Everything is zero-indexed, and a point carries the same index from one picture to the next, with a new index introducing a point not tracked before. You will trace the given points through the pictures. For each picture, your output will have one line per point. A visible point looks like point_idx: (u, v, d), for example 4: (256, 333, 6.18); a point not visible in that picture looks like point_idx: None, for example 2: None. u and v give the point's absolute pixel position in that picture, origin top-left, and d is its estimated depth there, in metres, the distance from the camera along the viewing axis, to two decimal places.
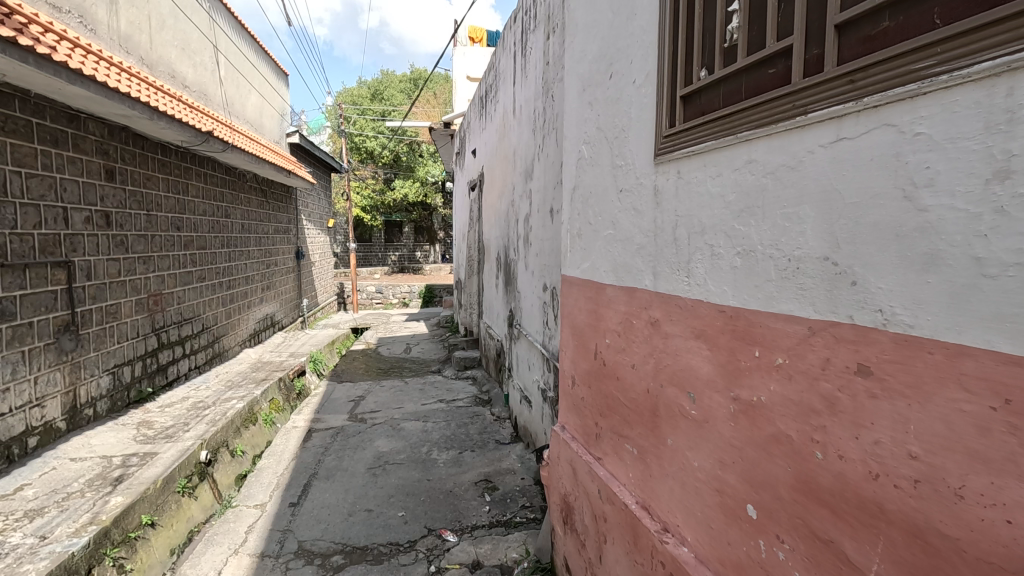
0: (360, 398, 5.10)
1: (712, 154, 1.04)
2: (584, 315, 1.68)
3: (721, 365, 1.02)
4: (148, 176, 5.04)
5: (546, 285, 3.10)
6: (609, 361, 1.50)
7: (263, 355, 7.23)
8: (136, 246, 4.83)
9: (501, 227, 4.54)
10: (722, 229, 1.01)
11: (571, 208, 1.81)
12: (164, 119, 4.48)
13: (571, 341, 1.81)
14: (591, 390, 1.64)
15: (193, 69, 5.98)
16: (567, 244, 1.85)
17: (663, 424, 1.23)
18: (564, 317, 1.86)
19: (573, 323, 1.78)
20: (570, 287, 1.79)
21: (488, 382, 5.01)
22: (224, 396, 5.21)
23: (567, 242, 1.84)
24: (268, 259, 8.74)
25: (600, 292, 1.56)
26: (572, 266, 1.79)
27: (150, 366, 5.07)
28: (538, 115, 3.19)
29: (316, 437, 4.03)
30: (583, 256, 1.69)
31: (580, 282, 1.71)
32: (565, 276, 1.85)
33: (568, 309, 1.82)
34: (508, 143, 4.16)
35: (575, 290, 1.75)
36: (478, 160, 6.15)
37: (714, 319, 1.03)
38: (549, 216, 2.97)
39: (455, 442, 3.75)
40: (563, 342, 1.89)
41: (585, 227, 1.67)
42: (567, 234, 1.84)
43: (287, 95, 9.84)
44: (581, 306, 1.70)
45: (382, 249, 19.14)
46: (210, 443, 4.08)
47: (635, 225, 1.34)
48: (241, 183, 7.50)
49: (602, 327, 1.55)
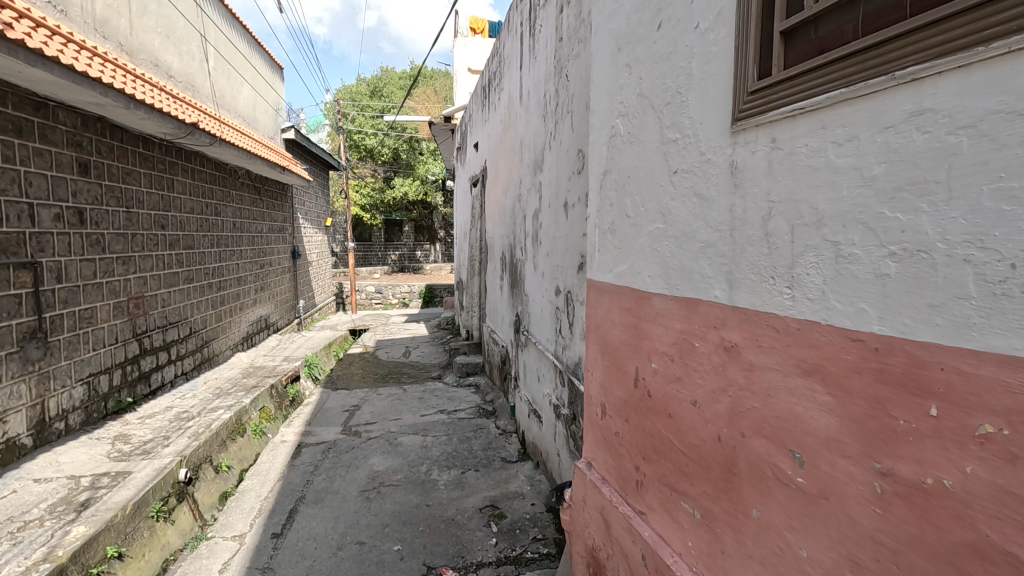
0: (355, 407, 4.77)
1: (837, 110, 0.71)
2: (620, 331, 1.35)
3: (853, 420, 0.69)
4: (128, 170, 4.72)
5: (558, 288, 2.77)
6: (659, 393, 1.17)
7: (256, 360, 6.90)
8: (115, 245, 4.51)
9: (506, 224, 4.21)
10: (855, 220, 0.68)
11: (599, 198, 1.48)
12: (143, 109, 4.15)
13: (600, 361, 1.48)
14: (628, 425, 1.31)
15: (178, 58, 5.65)
16: (593, 242, 1.53)
17: (743, 487, 0.91)
18: (591, 329, 1.54)
19: (603, 338, 1.45)
20: (600, 293, 1.46)
21: (491, 391, 4.68)
22: (210, 406, 4.88)
23: (593, 240, 1.52)
24: (262, 260, 8.42)
25: (644, 302, 1.23)
26: (600, 268, 1.46)
27: (131, 373, 4.75)
28: (550, 98, 2.87)
29: (306, 453, 3.70)
30: (618, 258, 1.36)
31: (613, 288, 1.38)
32: (591, 280, 1.53)
33: (596, 320, 1.50)
34: (515, 134, 3.83)
35: (606, 299, 1.42)
36: (480, 154, 5.82)
37: (841, 352, 0.71)
38: (563, 210, 2.64)
39: (458, 460, 3.42)
40: (588, 359, 1.57)
41: (620, 220, 1.35)
42: (594, 231, 1.51)
43: (282, 90, 9.51)
44: (615, 318, 1.37)
45: (382, 249, 18.82)
46: (190, 460, 3.76)
47: (698, 216, 1.01)
48: (232, 180, 7.18)
49: (645, 346, 1.22)
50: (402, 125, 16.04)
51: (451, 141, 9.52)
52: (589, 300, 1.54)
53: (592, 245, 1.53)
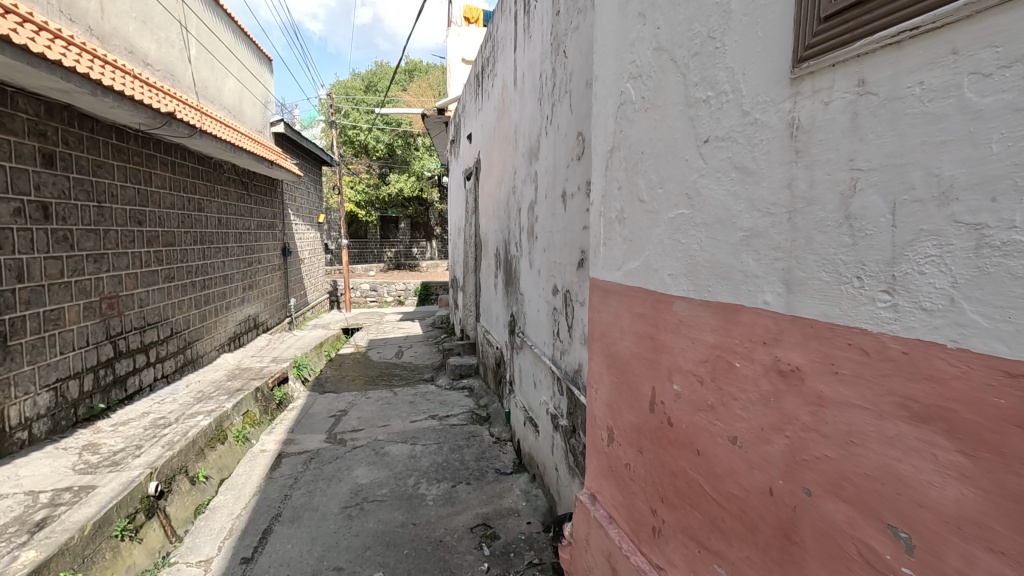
0: (342, 412, 4.53)
1: (976, 23, 0.47)
2: (631, 342, 1.11)
3: (1010, 499, 0.46)
4: (99, 163, 4.46)
5: (556, 287, 2.53)
6: (683, 423, 0.93)
7: (243, 361, 6.65)
8: (85, 242, 4.25)
9: (500, 218, 3.96)
10: (1015, 189, 0.45)
11: (604, 181, 1.24)
12: (112, 96, 3.89)
13: (606, 376, 1.24)
14: (641, 456, 1.08)
15: (156, 46, 5.38)
16: (595, 234, 1.28)
17: (806, 561, 0.67)
18: (594, 336, 1.30)
19: (609, 349, 1.21)
20: (605, 295, 1.23)
21: (485, 394, 4.44)
22: (189, 412, 4.63)
23: (596, 231, 1.28)
24: (251, 257, 8.16)
25: (661, 306, 0.99)
26: (605, 264, 1.22)
27: (104, 378, 4.49)
28: (546, 79, 2.62)
29: (287, 464, 3.46)
30: (628, 252, 1.12)
31: (622, 288, 1.14)
32: (594, 279, 1.29)
33: (601, 327, 1.26)
34: (509, 121, 3.58)
35: (613, 303, 1.18)
36: (473, 146, 5.56)
37: (985, 393, 0.47)
38: (560, 201, 2.40)
39: (448, 472, 3.18)
40: (591, 371, 1.33)
41: (631, 206, 1.10)
42: (597, 220, 1.27)
43: (270, 82, 9.23)
44: (623, 324, 1.14)
45: (377, 245, 18.56)
46: (162, 472, 3.52)
47: (741, 197, 0.77)
48: (217, 174, 6.91)
49: (664, 361, 0.98)
50: (397, 119, 15.75)
51: (445, 134, 9.24)
52: (591, 302, 1.30)
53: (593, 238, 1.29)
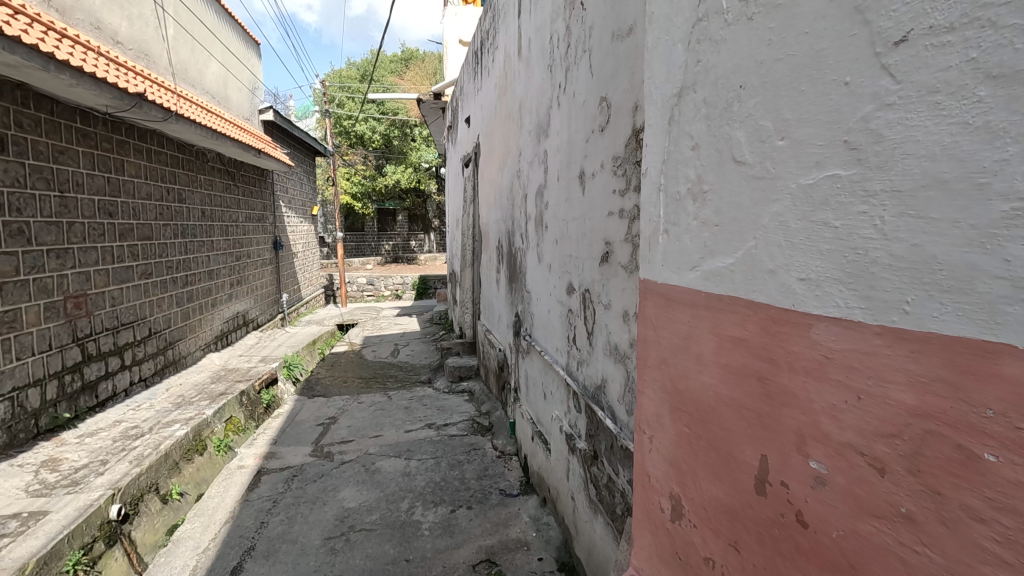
0: (331, 420, 4.17)
1: None
2: (719, 378, 0.73)
3: None
4: (61, 149, 4.07)
5: (571, 285, 2.16)
6: (835, 530, 0.56)
7: (229, 361, 6.28)
8: (46, 236, 3.90)
9: (503, 206, 3.58)
10: None
11: (664, 143, 0.86)
12: (68, 72, 3.49)
13: (668, 422, 0.87)
14: (736, 554, 0.71)
15: (127, 23, 4.96)
16: (648, 218, 0.91)
17: None
18: (646, 361, 0.94)
19: (675, 384, 0.84)
20: (667, 305, 0.86)
21: (487, 400, 4.06)
22: (165, 420, 4.26)
23: (649, 212, 0.91)
24: (239, 251, 7.76)
25: (783, 331, 0.62)
26: (668, 258, 0.85)
27: (70, 385, 4.13)
28: (558, 40, 2.23)
29: (266, 482, 3.11)
30: (712, 245, 0.74)
31: (702, 297, 0.77)
32: (648, 279, 0.92)
33: (659, 351, 0.89)
34: (512, 98, 3.19)
35: (684, 315, 0.81)
36: (472, 129, 5.17)
37: None
38: (578, 183, 2.03)
39: (446, 494, 2.82)
40: (640, 407, 0.97)
41: (718, 171, 0.73)
42: (651, 197, 0.89)
43: (257, 67, 8.78)
44: (700, 349, 0.77)
45: (374, 238, 18.19)
46: (127, 492, 3.17)
47: (1009, 139, 0.40)
48: (200, 163, 6.51)
49: (787, 415, 0.61)
50: (393, 108, 15.30)
51: (441, 121, 8.83)
52: (644, 312, 0.94)
53: (645, 221, 0.92)
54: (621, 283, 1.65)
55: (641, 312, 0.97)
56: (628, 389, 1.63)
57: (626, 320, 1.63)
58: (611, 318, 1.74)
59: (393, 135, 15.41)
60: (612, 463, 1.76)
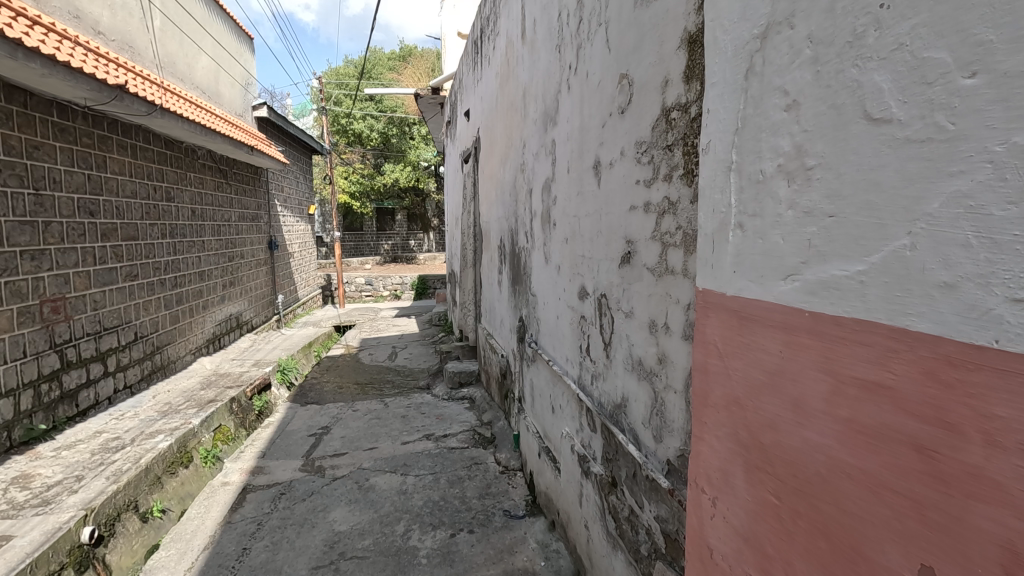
0: (324, 430, 3.95)
1: None
2: (844, 450, 0.62)
3: None
4: (35, 144, 3.85)
5: (584, 290, 1.93)
6: None
7: (221, 365, 6.05)
8: (18, 237, 3.67)
9: (505, 202, 3.35)
10: None
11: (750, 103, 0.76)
12: (38, 60, 3.25)
13: (762, 485, 0.76)
14: None
15: (110, 13, 4.73)
16: (729, 204, 0.81)
17: None
18: (716, 398, 0.86)
19: (771, 440, 0.73)
20: (752, 329, 0.77)
21: (489, 409, 3.84)
22: (148, 430, 4.02)
23: (709, 193, 0.86)
24: (231, 251, 7.51)
25: (953, 390, 0.51)
26: (742, 257, 0.78)
27: (47, 394, 3.90)
28: (567, 17, 2.02)
29: (252, 500, 2.89)
30: (841, 229, 0.62)
31: (815, 330, 0.65)
32: (718, 291, 0.84)
33: (738, 387, 0.80)
34: (514, 86, 2.98)
35: (790, 357, 0.70)
36: (471, 123, 4.94)
37: None
38: (592, 174, 1.81)
39: (445, 515, 2.60)
40: (707, 449, 0.88)
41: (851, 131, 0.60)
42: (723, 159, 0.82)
43: (250, 63, 8.54)
44: (799, 397, 0.68)
45: (374, 238, 17.99)
46: (102, 512, 2.94)
47: None
48: (190, 160, 6.29)
49: (946, 499, 0.51)
50: (391, 106, 15.04)
51: (440, 116, 8.56)
52: (716, 341, 0.85)
53: (703, 207, 0.88)
54: (646, 287, 1.43)
55: (706, 335, 0.88)
56: (655, 412, 1.40)
57: (652, 331, 1.41)
58: (633, 327, 1.52)
59: (391, 133, 15.16)
60: (635, 494, 1.54)
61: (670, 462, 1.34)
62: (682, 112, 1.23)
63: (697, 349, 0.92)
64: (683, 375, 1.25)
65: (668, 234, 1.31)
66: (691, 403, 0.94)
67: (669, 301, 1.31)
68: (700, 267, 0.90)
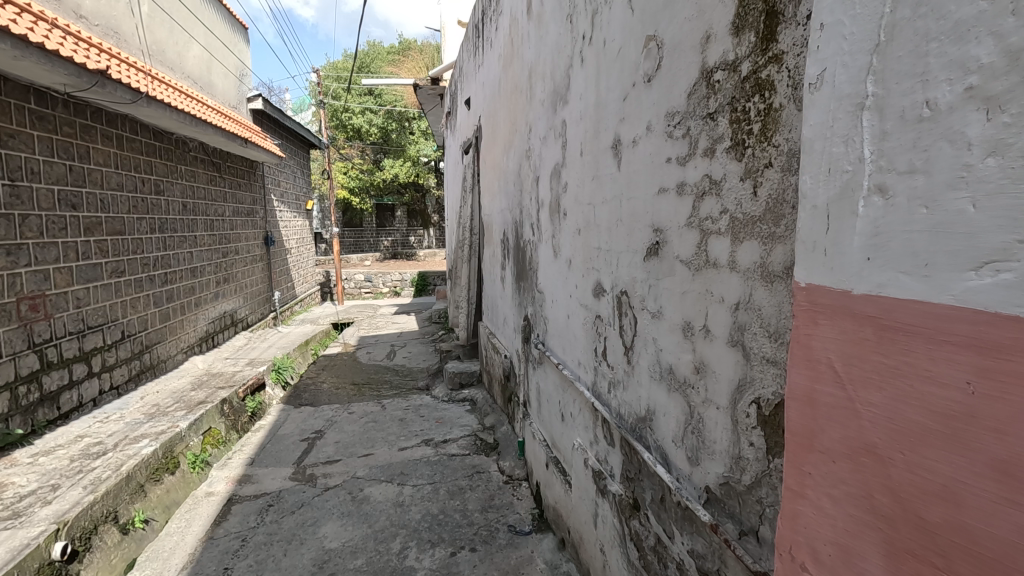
0: (317, 434, 3.75)
1: None
2: None
3: None
4: (10, 132, 3.64)
5: (600, 286, 1.73)
6: None
7: (214, 365, 5.84)
8: None
9: (509, 193, 3.14)
10: None
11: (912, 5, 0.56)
12: (9, 40, 3.03)
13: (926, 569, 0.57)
14: None
15: None
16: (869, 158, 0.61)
17: None
18: (834, 441, 0.68)
19: (949, 511, 0.54)
20: (905, 349, 0.58)
21: (490, 413, 3.63)
22: (133, 434, 3.81)
23: (825, 144, 0.67)
24: (225, 247, 7.29)
25: None
26: (883, 235, 0.59)
27: (26, 397, 3.70)
28: None
29: (237, 513, 2.68)
30: None
31: None
32: (840, 290, 0.66)
33: (882, 432, 0.61)
34: (519, 66, 2.77)
35: (986, 401, 0.51)
36: (472, 111, 4.71)
37: None
38: (609, 155, 1.60)
39: (444, 531, 2.40)
40: (821, 506, 0.71)
41: None
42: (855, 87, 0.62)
43: (244, 53, 8.31)
44: (998, 457, 0.50)
45: (374, 234, 17.81)
46: (77, 525, 2.74)
47: None
48: (181, 152, 6.06)
49: None
50: (390, 100, 14.79)
51: (439, 108, 8.32)
52: (836, 364, 0.67)
53: (812, 162, 0.69)
54: (678, 282, 1.22)
55: (817, 355, 0.70)
56: (690, 429, 1.20)
57: (687, 335, 1.20)
58: (662, 329, 1.31)
59: (390, 128, 14.92)
60: (662, 521, 1.34)
61: (709, 489, 1.14)
62: (730, 71, 1.02)
63: (799, 373, 0.73)
64: (729, 388, 1.05)
65: (710, 220, 1.10)
66: (788, 442, 0.76)
67: (709, 299, 1.10)
68: (802, 250, 0.72)
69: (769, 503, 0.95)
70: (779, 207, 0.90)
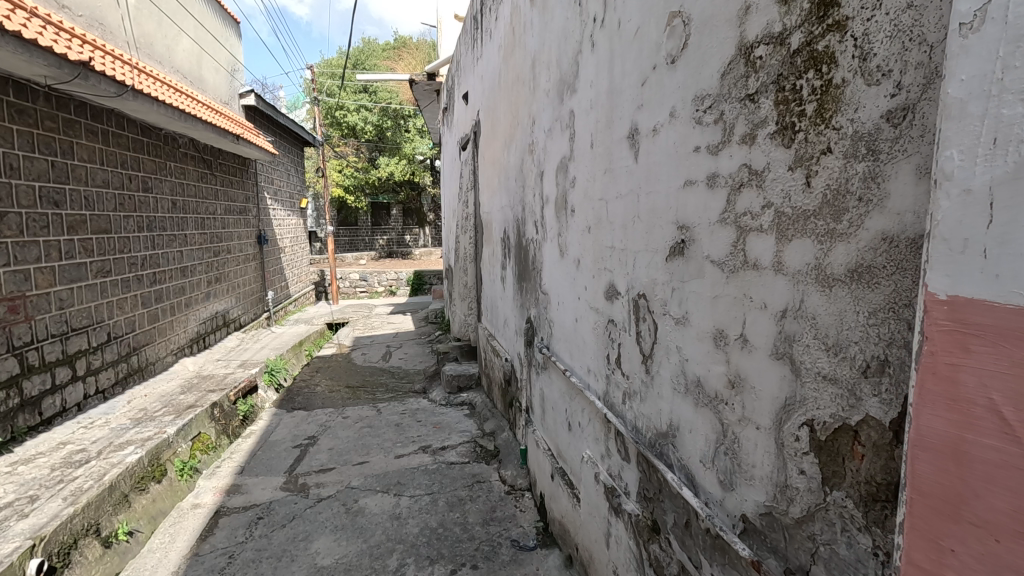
0: (310, 440, 3.60)
1: None
2: None
3: None
4: None
5: (613, 288, 1.60)
6: None
7: (204, 367, 5.68)
8: None
9: (510, 189, 3.01)
10: None
11: None
12: None
13: None
14: None
15: None
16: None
17: None
18: (1000, 515, 0.53)
19: None
20: None
21: (490, 418, 3.50)
22: (118, 441, 3.65)
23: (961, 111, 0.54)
24: (216, 247, 7.12)
25: None
26: None
27: (5, 403, 3.54)
28: None
29: (224, 527, 2.54)
30: None
31: None
32: (1012, 308, 0.52)
33: None
34: (520, 56, 2.64)
35: None
36: (471, 106, 4.57)
37: None
38: (625, 146, 1.47)
39: (444, 546, 2.27)
40: None
41: None
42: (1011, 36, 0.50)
43: (236, 48, 8.14)
44: None
45: (369, 233, 17.64)
46: (54, 540, 2.59)
47: None
48: (171, 148, 5.89)
49: None
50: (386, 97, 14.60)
51: (435, 104, 8.17)
52: (1007, 414, 0.53)
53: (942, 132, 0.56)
54: (708, 285, 1.10)
55: (976, 399, 0.55)
56: (722, 449, 1.07)
57: (718, 344, 1.07)
58: (687, 336, 1.18)
59: (386, 126, 14.75)
60: (687, 548, 1.21)
61: (746, 518, 1.02)
62: (776, 45, 0.89)
63: (939, 419, 0.59)
64: (772, 407, 0.92)
65: (749, 215, 0.97)
66: (913, 506, 0.61)
67: (747, 304, 0.98)
68: (939, 251, 0.58)
69: (824, 540, 0.83)
70: (839, 200, 0.78)
